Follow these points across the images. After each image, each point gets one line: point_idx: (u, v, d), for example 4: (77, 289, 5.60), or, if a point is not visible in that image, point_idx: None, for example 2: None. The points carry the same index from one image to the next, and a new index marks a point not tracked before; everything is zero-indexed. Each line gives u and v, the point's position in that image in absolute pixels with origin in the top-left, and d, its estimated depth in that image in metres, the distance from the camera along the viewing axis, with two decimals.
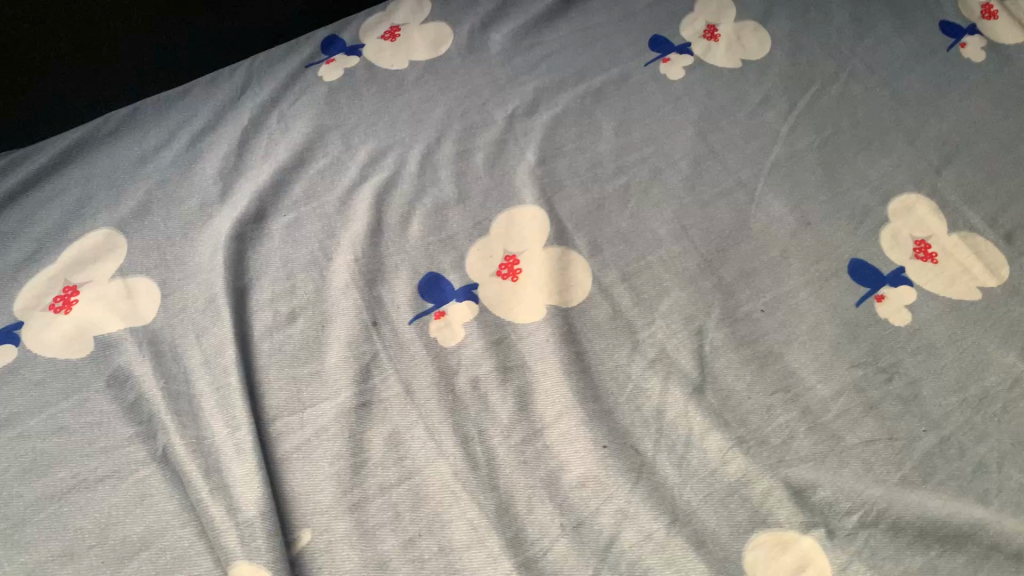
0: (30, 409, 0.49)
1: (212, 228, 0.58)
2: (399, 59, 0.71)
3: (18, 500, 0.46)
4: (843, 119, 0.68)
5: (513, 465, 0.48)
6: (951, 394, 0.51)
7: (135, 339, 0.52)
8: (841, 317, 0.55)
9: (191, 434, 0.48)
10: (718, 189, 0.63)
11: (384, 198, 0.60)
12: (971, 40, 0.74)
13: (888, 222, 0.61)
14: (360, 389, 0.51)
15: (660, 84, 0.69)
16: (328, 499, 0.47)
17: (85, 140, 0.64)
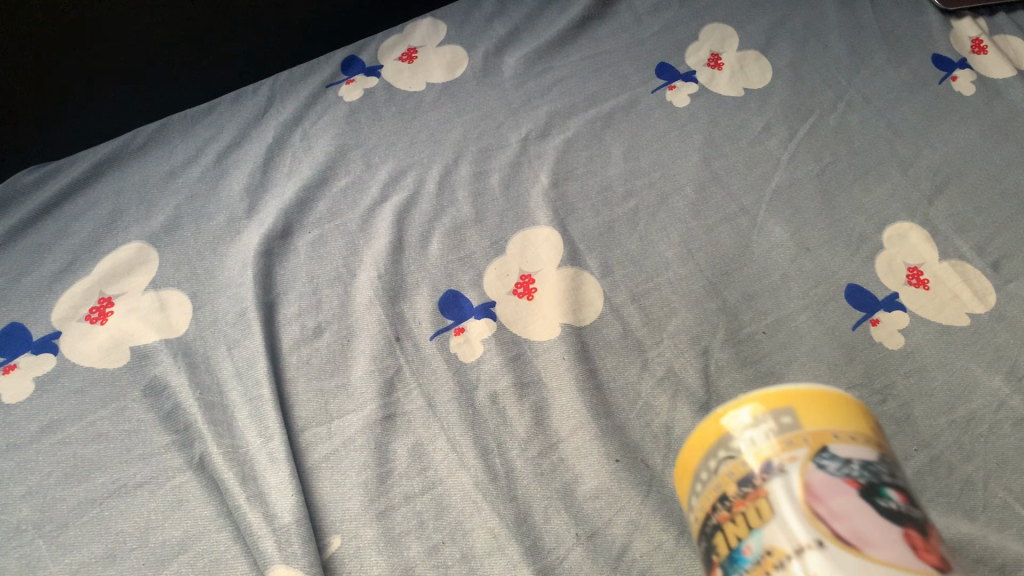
0: (70, 416, 0.52)
1: (241, 244, 0.61)
2: (417, 81, 0.73)
3: (61, 503, 0.48)
4: (841, 149, 0.71)
5: (530, 477, 0.51)
6: (940, 415, 0.55)
7: (169, 350, 0.55)
8: (838, 340, 0.59)
9: (227, 444, 0.51)
10: (722, 214, 0.66)
11: (404, 216, 0.63)
12: (962, 73, 0.78)
13: (882, 249, 0.64)
14: (384, 402, 0.53)
15: (666, 110, 0.72)
16: (357, 507, 0.49)
17: (115, 154, 0.67)
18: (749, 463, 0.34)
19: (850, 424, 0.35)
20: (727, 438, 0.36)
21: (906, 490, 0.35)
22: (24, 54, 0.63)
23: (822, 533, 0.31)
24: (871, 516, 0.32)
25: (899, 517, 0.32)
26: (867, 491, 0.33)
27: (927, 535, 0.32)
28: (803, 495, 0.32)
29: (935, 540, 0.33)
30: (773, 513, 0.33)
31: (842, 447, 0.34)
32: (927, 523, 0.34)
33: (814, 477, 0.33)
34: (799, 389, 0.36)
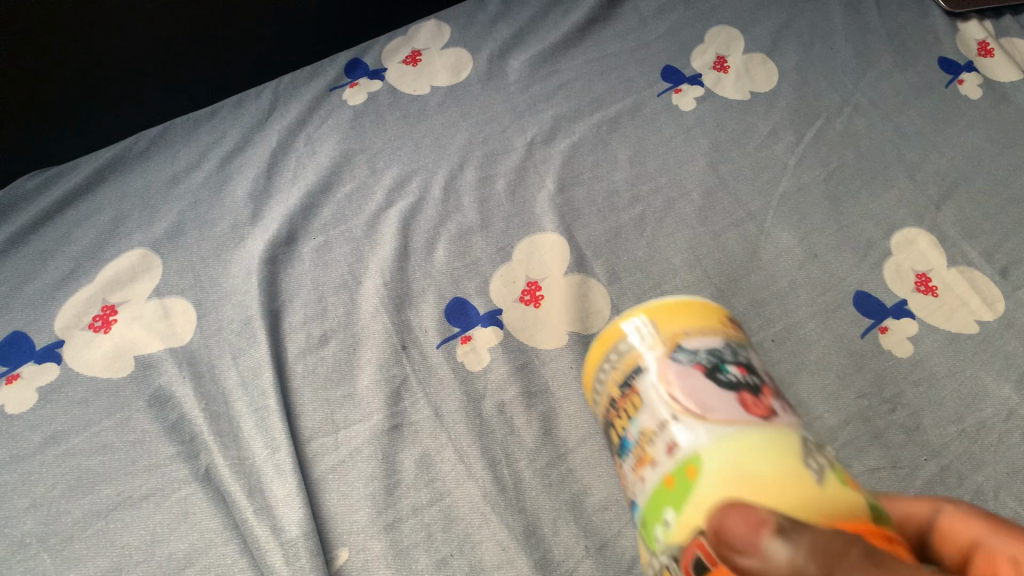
0: (74, 427, 0.51)
1: (246, 251, 0.60)
2: (421, 84, 0.73)
3: (66, 516, 0.47)
4: (848, 153, 0.71)
5: (539, 488, 0.50)
6: (949, 424, 0.55)
7: (174, 360, 0.54)
8: (847, 348, 0.59)
9: (233, 455, 0.50)
10: (729, 220, 0.65)
11: (410, 222, 0.63)
12: (969, 76, 0.77)
13: (891, 255, 0.64)
14: (391, 412, 0.53)
15: (672, 114, 0.72)
16: (364, 519, 0.49)
17: (117, 158, 0.66)
18: (625, 368, 0.40)
19: (700, 320, 0.40)
20: (611, 350, 0.41)
21: (752, 364, 0.40)
22: (25, 57, 0.62)
23: (674, 411, 0.37)
24: (715, 389, 0.37)
25: (740, 386, 0.38)
26: (711, 370, 0.38)
27: (764, 395, 0.38)
28: (663, 387, 0.38)
29: (772, 398, 0.38)
30: (642, 405, 0.38)
31: (692, 339, 0.39)
32: (768, 385, 0.39)
33: (667, 368, 0.38)
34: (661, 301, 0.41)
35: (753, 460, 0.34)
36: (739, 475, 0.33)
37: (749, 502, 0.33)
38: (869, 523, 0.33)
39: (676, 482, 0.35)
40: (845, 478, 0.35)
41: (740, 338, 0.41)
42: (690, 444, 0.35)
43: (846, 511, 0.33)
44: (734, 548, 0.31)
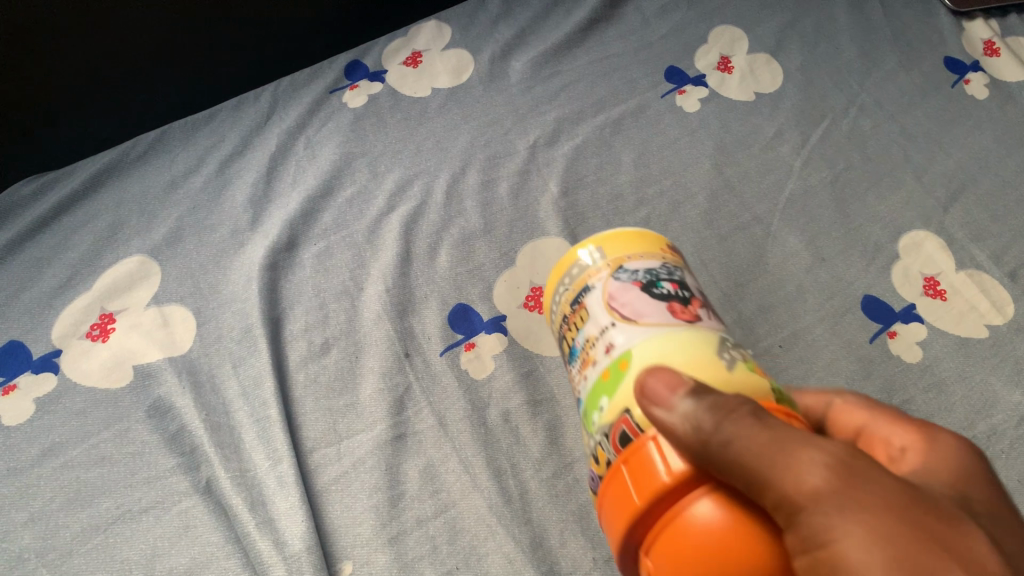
0: (72, 438, 0.50)
1: (246, 257, 0.59)
2: (422, 86, 0.72)
3: (65, 531, 0.47)
4: (854, 155, 0.70)
5: (545, 499, 0.50)
6: (959, 431, 0.54)
7: (174, 369, 0.53)
8: (856, 354, 0.58)
9: (235, 467, 0.49)
10: (735, 223, 0.65)
11: (412, 227, 0.62)
12: (975, 76, 0.76)
13: (898, 258, 0.63)
14: (394, 422, 0.52)
15: (676, 116, 0.71)
16: (368, 532, 0.48)
17: (115, 163, 0.65)
18: (576, 289, 0.44)
19: (642, 249, 0.44)
20: (567, 275, 0.45)
21: (689, 284, 0.43)
22: (18, 59, 0.61)
23: (613, 319, 0.40)
24: (649, 298, 0.41)
25: (670, 298, 0.41)
26: (646, 285, 0.41)
27: (695, 305, 0.41)
28: (605, 300, 0.41)
29: (702, 309, 0.41)
30: (588, 316, 0.42)
31: (633, 261, 0.43)
32: (701, 300, 0.43)
33: (609, 285, 0.42)
34: (610, 232, 0.46)
35: (676, 353, 0.37)
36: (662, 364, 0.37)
37: (673, 372, 0.34)
38: (777, 402, 0.36)
39: (611, 376, 0.38)
40: (758, 369, 0.38)
41: (678, 262, 0.45)
42: (625, 343, 0.39)
43: (757, 392, 0.36)
44: (651, 401, 0.33)
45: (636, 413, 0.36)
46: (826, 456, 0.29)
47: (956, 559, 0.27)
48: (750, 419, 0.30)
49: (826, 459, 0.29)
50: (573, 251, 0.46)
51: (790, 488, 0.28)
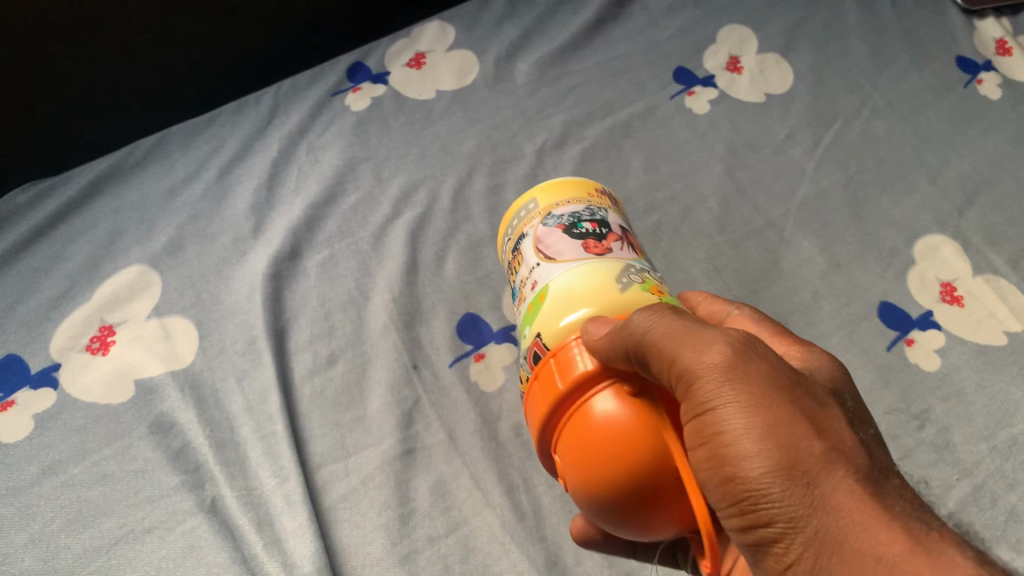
0: (72, 456, 0.49)
1: (249, 266, 0.58)
2: (426, 89, 0.70)
3: (66, 552, 0.45)
4: (867, 158, 0.68)
5: (560, 516, 0.48)
6: (981, 440, 0.53)
7: (177, 384, 0.52)
8: (873, 362, 0.57)
9: (241, 486, 0.48)
10: (748, 228, 0.64)
11: (419, 234, 0.60)
12: (987, 76, 0.74)
13: (914, 264, 0.62)
14: (403, 436, 0.51)
15: (686, 118, 0.70)
16: (379, 551, 0.46)
17: (113, 170, 0.64)
18: (516, 235, 0.49)
19: (569, 194, 0.48)
20: (511, 222, 0.50)
21: (610, 221, 0.47)
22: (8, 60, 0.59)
23: (538, 259, 0.45)
24: (567, 238, 0.45)
25: (587, 237, 0.45)
26: (568, 227, 0.45)
27: (611, 242, 0.45)
28: (534, 243, 0.46)
29: (616, 245, 0.45)
30: (522, 259, 0.47)
31: (560, 208, 0.47)
32: (620, 236, 0.46)
33: (537, 231, 0.46)
34: (548, 181, 0.50)
35: (584, 286, 0.41)
36: (568, 291, 0.41)
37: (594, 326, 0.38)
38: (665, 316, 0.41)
39: (535, 308, 0.43)
40: (657, 289, 0.43)
41: (604, 205, 0.49)
42: (545, 278, 0.43)
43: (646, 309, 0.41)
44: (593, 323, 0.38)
45: (548, 334, 0.41)
46: (726, 338, 0.32)
47: (822, 429, 0.30)
48: (662, 315, 0.35)
49: (722, 337, 0.32)
50: (517, 202, 0.50)
51: (688, 363, 0.32)
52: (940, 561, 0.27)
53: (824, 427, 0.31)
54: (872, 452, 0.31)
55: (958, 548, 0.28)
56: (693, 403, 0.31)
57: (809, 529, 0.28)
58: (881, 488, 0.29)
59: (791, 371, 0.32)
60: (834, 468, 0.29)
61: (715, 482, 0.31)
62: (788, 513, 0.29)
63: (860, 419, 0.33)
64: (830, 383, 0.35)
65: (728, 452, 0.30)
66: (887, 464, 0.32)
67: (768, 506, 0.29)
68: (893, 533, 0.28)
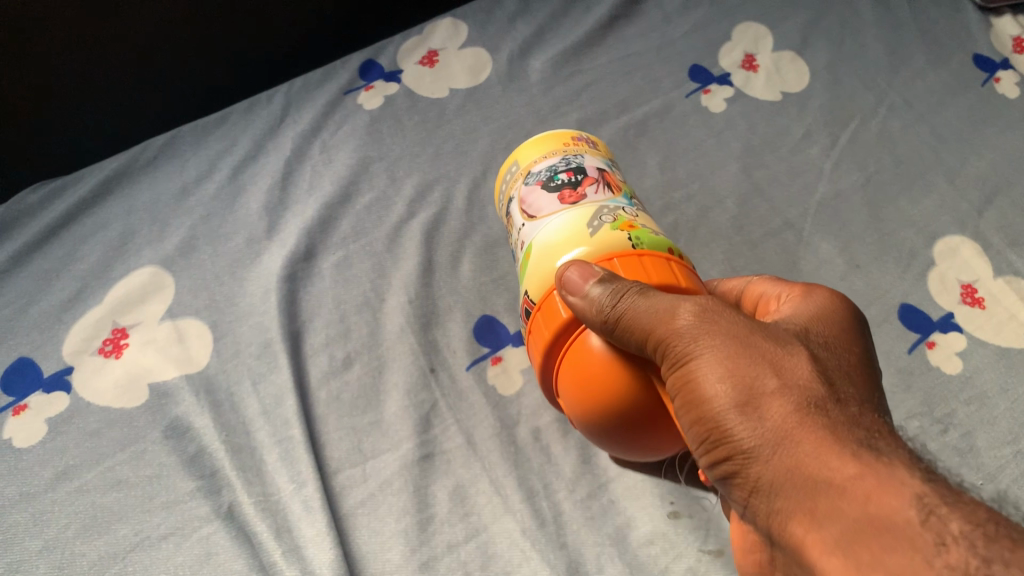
0: (86, 461, 0.48)
1: (263, 267, 0.57)
2: (439, 87, 0.70)
3: (81, 559, 0.45)
4: (885, 157, 0.67)
5: (581, 521, 0.47)
6: (1005, 445, 0.52)
7: (192, 388, 0.51)
8: (894, 366, 0.56)
9: (258, 491, 0.47)
10: (766, 228, 0.63)
11: (433, 235, 0.60)
12: (1006, 74, 0.71)
13: (934, 265, 0.61)
14: (421, 441, 0.50)
15: (702, 117, 0.69)
16: (398, 558, 0.46)
17: (124, 169, 0.63)
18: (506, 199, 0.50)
19: (545, 148, 0.49)
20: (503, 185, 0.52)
21: (586, 164, 0.47)
22: (16, 58, 0.58)
23: (523, 220, 0.46)
24: (542, 194, 0.45)
25: (561, 187, 0.45)
26: (545, 182, 0.46)
27: (585, 186, 0.45)
28: (518, 204, 0.47)
29: (590, 189, 0.45)
30: (512, 221, 0.48)
31: (539, 164, 0.48)
32: (597, 178, 0.46)
33: (520, 192, 0.47)
34: (531, 138, 0.51)
35: (559, 240, 0.42)
36: (546, 246, 0.42)
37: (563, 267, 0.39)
38: (635, 255, 0.40)
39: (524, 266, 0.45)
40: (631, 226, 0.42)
41: (581, 151, 0.48)
42: (529, 237, 0.44)
43: (614, 251, 0.40)
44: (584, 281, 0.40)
45: (533, 290, 0.42)
46: (693, 301, 0.35)
47: (781, 370, 0.32)
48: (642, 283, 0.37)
49: (690, 300, 0.35)
50: (506, 165, 0.52)
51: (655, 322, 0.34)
52: (885, 476, 0.28)
53: (784, 368, 0.32)
54: (839, 380, 0.33)
55: (912, 464, 0.29)
56: (670, 358, 0.34)
57: (772, 460, 0.30)
58: (840, 413, 0.31)
59: (759, 322, 0.34)
60: (791, 401, 0.30)
61: (694, 424, 0.33)
62: (751, 446, 0.31)
63: (833, 351, 0.34)
64: (809, 320, 0.36)
65: (701, 397, 0.32)
66: (854, 390, 0.33)
67: (734, 442, 0.31)
68: (842, 454, 0.29)
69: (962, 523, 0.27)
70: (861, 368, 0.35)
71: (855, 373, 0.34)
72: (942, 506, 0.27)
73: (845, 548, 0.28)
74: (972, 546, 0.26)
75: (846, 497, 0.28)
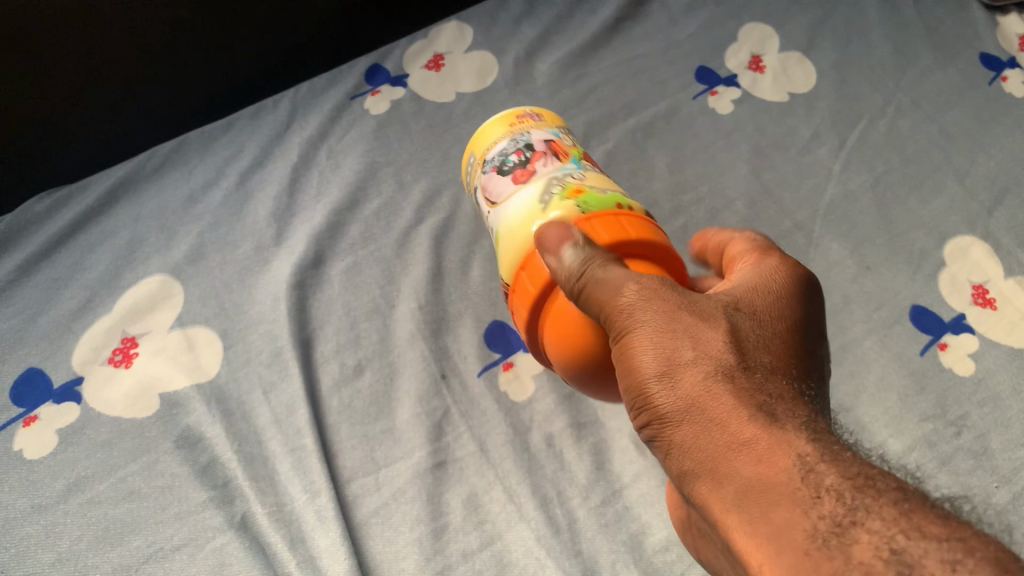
0: (97, 473, 0.48)
1: (273, 274, 0.57)
2: (446, 90, 0.69)
3: (95, 571, 0.44)
4: (893, 157, 0.67)
5: (595, 528, 0.47)
6: (1019, 447, 0.51)
7: (203, 397, 0.51)
8: (907, 367, 0.56)
9: (271, 501, 0.47)
10: (776, 231, 0.63)
11: (442, 240, 0.59)
12: (1013, 73, 0.71)
13: (945, 265, 0.60)
14: (433, 449, 0.50)
15: (709, 119, 0.69)
16: (412, 567, 0.46)
17: (131, 176, 0.63)
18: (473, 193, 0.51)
19: (493, 133, 0.48)
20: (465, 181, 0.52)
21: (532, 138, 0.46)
22: (17, 63, 0.58)
23: (487, 208, 0.46)
24: (499, 179, 0.45)
25: (513, 170, 0.45)
26: (498, 168, 0.46)
27: (534, 163, 0.44)
28: (483, 192, 0.47)
29: (538, 164, 0.44)
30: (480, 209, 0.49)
31: (491, 151, 0.48)
32: (545, 151, 0.45)
33: (481, 183, 0.47)
34: (479, 129, 0.50)
35: (517, 221, 0.42)
36: (506, 230, 0.42)
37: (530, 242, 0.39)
38: (584, 218, 0.39)
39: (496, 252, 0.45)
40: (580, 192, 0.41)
41: (527, 128, 0.48)
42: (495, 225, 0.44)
43: (564, 217, 0.40)
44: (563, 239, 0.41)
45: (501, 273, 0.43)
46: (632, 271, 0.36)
47: (700, 336, 0.33)
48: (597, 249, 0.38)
49: (635, 276, 0.35)
50: (466, 158, 0.52)
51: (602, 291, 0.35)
52: (777, 435, 0.30)
53: (702, 335, 0.33)
54: (755, 346, 0.34)
55: (804, 426, 0.31)
56: (613, 329, 0.35)
57: (685, 424, 0.32)
58: (746, 381, 0.32)
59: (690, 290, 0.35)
60: (702, 370, 0.32)
61: (624, 393, 0.35)
62: (668, 411, 0.32)
63: (760, 318, 0.35)
64: (742, 289, 0.37)
65: (631, 365, 0.34)
66: (771, 357, 0.34)
67: (654, 407, 0.33)
68: (743, 417, 0.31)
69: (837, 478, 0.29)
70: (785, 332, 0.35)
71: (777, 343, 0.35)
72: (823, 464, 0.29)
73: (739, 504, 0.30)
74: (840, 498, 0.28)
75: (743, 459, 0.30)
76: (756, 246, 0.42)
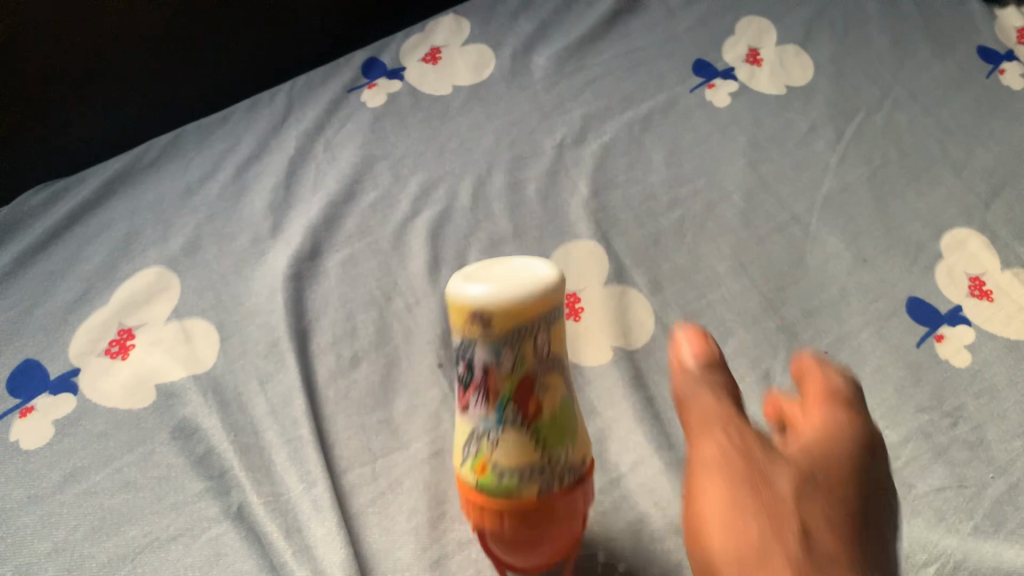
0: (94, 463, 0.48)
1: (269, 265, 0.57)
2: (443, 84, 0.69)
3: (89, 561, 0.44)
4: (890, 149, 0.67)
5: (592, 517, 0.47)
6: (1016, 438, 0.50)
7: (199, 388, 0.51)
8: (903, 359, 0.55)
9: (268, 491, 0.47)
10: (772, 223, 0.62)
11: (439, 232, 0.59)
12: (1010, 66, 0.72)
13: (942, 258, 0.60)
14: (432, 440, 0.50)
15: (707, 111, 0.69)
16: (409, 556, 0.44)
17: (127, 169, 0.64)
18: None
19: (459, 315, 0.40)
20: None
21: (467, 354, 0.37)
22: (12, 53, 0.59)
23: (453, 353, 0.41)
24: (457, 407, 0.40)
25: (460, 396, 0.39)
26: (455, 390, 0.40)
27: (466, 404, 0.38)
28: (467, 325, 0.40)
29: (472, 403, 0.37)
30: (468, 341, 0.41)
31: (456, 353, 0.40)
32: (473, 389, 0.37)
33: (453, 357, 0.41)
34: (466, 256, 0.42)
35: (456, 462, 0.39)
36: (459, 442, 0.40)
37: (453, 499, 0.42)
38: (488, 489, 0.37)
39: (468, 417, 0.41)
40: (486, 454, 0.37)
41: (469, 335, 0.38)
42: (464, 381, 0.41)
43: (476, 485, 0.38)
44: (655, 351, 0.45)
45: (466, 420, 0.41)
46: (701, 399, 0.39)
47: (755, 452, 0.34)
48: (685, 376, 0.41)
49: (705, 401, 0.39)
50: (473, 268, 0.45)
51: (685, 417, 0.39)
52: (776, 545, 0.30)
53: (756, 456, 0.34)
54: (812, 471, 0.34)
55: (815, 543, 0.31)
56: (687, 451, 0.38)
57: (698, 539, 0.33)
58: (791, 495, 0.32)
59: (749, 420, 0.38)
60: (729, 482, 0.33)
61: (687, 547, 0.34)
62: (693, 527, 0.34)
63: (825, 451, 0.36)
64: (813, 461, 0.35)
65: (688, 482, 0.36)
66: (823, 478, 0.34)
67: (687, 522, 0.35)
68: (748, 525, 0.31)
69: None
70: (848, 474, 0.35)
71: (836, 478, 0.34)
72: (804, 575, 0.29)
73: None
74: None
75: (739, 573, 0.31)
76: (846, 395, 0.41)
